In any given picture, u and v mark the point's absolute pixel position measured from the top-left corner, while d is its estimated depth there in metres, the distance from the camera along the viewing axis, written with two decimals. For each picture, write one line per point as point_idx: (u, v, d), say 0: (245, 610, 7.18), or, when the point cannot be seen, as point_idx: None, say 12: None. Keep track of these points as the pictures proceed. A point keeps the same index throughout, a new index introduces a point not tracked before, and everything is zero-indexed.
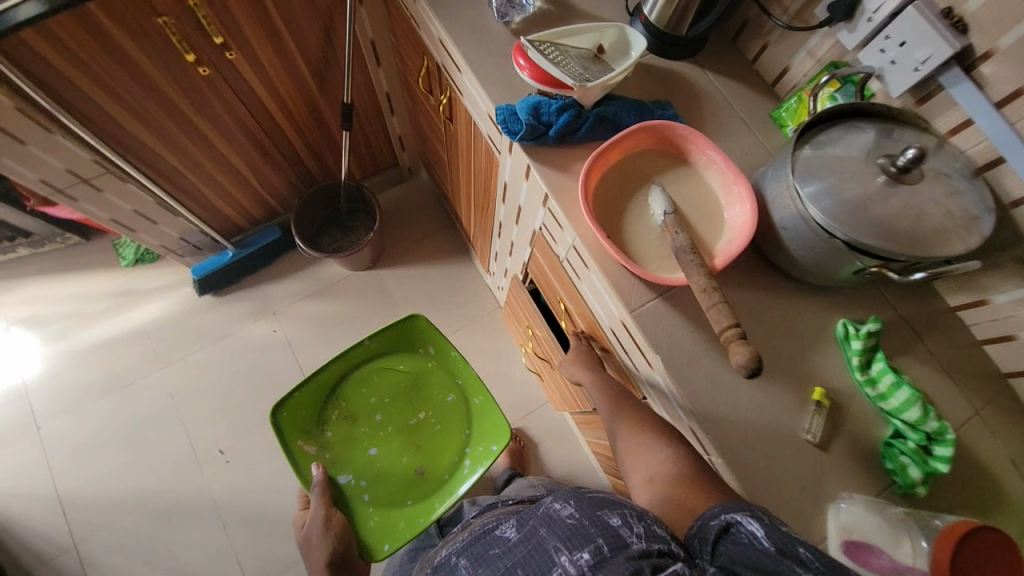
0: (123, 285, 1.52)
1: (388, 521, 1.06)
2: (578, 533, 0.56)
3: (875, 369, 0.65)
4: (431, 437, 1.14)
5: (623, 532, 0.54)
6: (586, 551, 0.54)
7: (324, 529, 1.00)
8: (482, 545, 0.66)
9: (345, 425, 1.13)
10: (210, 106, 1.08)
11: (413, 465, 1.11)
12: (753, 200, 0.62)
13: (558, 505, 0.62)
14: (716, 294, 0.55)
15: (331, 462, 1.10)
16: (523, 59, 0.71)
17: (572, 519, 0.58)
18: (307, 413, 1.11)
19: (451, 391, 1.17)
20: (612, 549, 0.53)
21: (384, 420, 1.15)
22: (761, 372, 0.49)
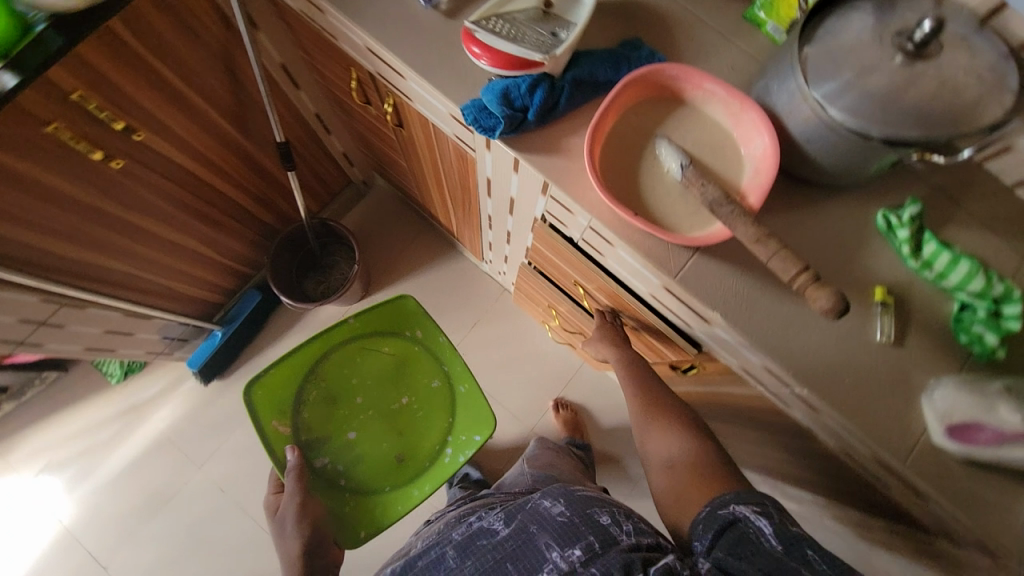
0: (123, 402, 1.44)
1: (362, 505, 1.06)
2: (570, 529, 0.64)
3: (927, 251, 0.62)
4: (413, 423, 1.09)
5: (613, 529, 0.63)
6: (578, 548, 0.61)
7: (298, 515, 0.99)
8: (470, 535, 0.73)
9: (325, 409, 1.08)
10: (139, 198, 0.96)
11: (393, 452, 1.08)
12: (769, 123, 0.58)
13: (547, 503, 0.69)
14: (772, 241, 0.52)
15: (308, 445, 1.07)
16: (475, 46, 0.63)
17: (562, 516, 0.66)
18: (283, 395, 1.07)
19: (434, 373, 1.11)
20: (603, 544, 0.61)
21: (366, 403, 1.10)
22: (849, 308, 0.48)
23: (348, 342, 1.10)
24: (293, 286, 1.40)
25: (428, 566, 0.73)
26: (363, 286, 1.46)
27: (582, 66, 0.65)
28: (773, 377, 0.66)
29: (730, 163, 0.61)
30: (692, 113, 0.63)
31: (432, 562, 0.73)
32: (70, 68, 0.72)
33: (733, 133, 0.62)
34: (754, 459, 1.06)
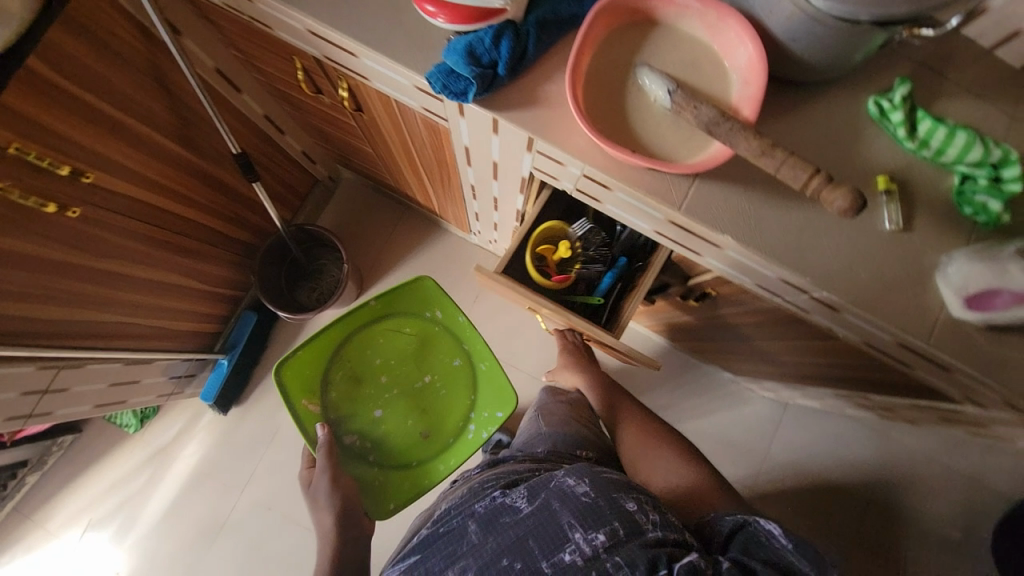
0: (147, 448, 1.43)
1: (390, 480, 1.06)
2: (596, 513, 0.66)
3: (923, 129, 0.62)
4: (435, 401, 1.08)
5: (639, 517, 0.66)
6: (603, 532, 0.65)
7: (332, 486, 1.00)
8: (491, 509, 0.75)
9: (351, 388, 1.08)
10: (107, 243, 0.91)
11: (418, 429, 1.08)
12: (751, 28, 0.55)
13: (571, 481, 0.71)
14: (778, 150, 0.50)
15: (338, 423, 1.07)
16: (428, 3, 0.58)
17: (587, 497, 0.68)
18: (312, 375, 1.07)
19: (454, 352, 1.10)
20: (628, 532, 0.64)
21: (390, 382, 1.09)
22: (866, 203, 0.46)
23: (370, 322, 1.09)
24: (286, 299, 1.36)
25: (449, 542, 0.75)
26: (357, 284, 1.43)
27: (543, 5, 0.60)
28: (790, 287, 0.66)
29: (716, 79, 0.58)
30: (668, 33, 0.60)
31: (453, 537, 0.75)
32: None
33: (714, 47, 0.59)
34: (774, 368, 1.09)
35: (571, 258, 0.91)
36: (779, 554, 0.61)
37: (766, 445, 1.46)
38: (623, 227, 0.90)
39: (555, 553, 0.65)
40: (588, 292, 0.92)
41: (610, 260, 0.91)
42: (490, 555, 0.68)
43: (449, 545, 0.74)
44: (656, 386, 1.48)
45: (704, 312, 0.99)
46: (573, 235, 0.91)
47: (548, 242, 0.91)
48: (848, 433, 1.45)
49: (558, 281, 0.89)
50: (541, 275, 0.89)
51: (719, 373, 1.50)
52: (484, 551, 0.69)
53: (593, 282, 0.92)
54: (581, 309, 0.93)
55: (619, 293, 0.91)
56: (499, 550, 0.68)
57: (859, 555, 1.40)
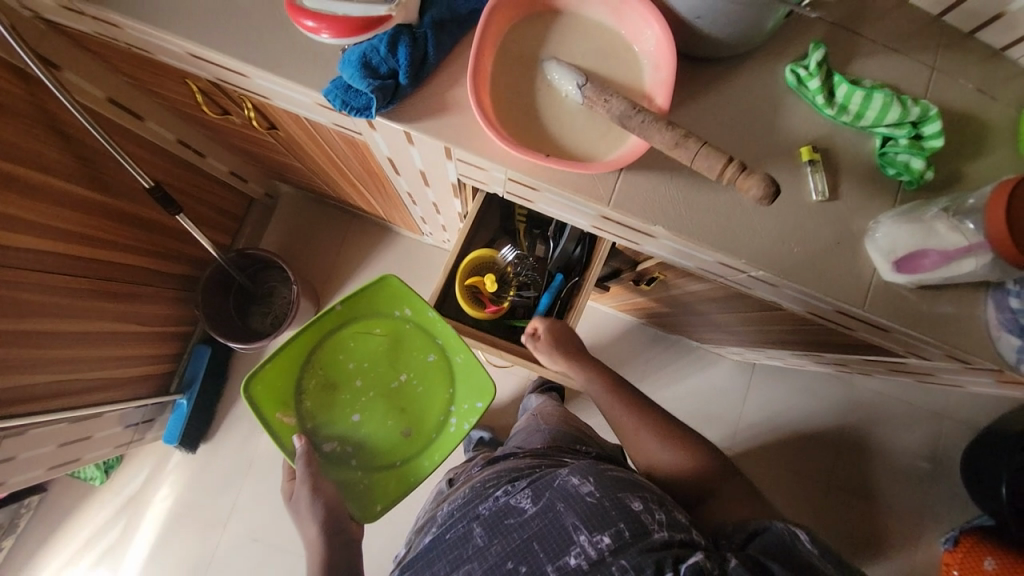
0: (117, 498, 1.36)
1: (375, 485, 0.85)
2: (600, 513, 0.66)
3: (840, 94, 0.61)
4: (418, 400, 0.86)
5: (644, 518, 0.66)
6: (608, 534, 0.64)
7: (313, 498, 0.79)
8: (496, 510, 0.72)
9: (324, 391, 0.85)
10: (23, 303, 0.84)
11: (398, 428, 0.86)
12: (654, 10, 0.52)
13: (576, 480, 0.70)
14: (691, 140, 0.48)
15: (316, 431, 0.85)
16: (308, 18, 0.50)
17: (592, 497, 0.68)
18: (283, 381, 0.84)
19: (433, 348, 0.86)
20: (633, 534, 0.64)
21: (367, 385, 0.86)
22: (780, 193, 0.45)
23: (339, 316, 0.85)
24: (238, 328, 1.31)
25: (454, 545, 0.72)
26: (312, 300, 1.38)
27: (438, 3, 0.56)
28: (728, 267, 0.65)
29: (626, 66, 0.56)
30: (572, 21, 0.57)
31: (458, 541, 0.72)
32: None
33: (621, 31, 0.56)
34: (735, 335, 1.10)
35: (504, 284, 0.91)
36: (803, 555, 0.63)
37: (739, 406, 1.49)
38: (555, 246, 0.89)
39: (560, 555, 0.64)
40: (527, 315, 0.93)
41: (544, 283, 0.91)
42: (496, 559, 0.67)
43: (454, 550, 0.71)
44: (628, 363, 1.49)
45: (659, 292, 0.98)
46: (502, 262, 0.89)
47: (477, 272, 0.89)
48: (815, 381, 1.50)
49: (492, 310, 0.90)
50: (474, 307, 0.88)
51: (687, 342, 1.51)
52: (490, 555, 0.68)
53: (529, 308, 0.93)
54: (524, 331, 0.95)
55: (557, 314, 0.93)
56: (506, 552, 0.67)
57: (837, 495, 1.47)
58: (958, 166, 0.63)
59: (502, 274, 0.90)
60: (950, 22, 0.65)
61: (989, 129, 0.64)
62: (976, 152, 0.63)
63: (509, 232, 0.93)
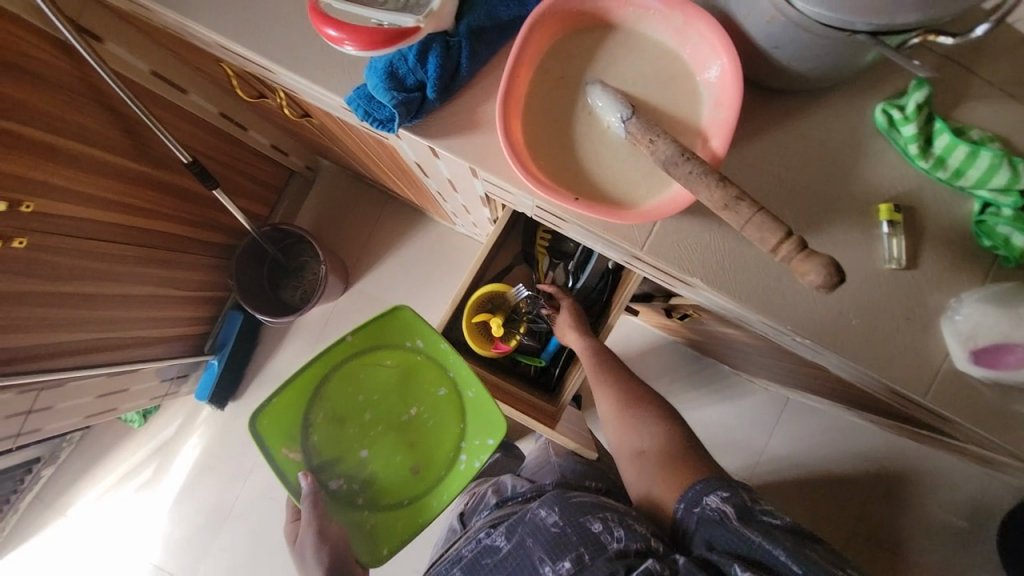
0: (152, 441, 1.47)
1: (381, 525, 0.84)
2: (561, 542, 0.64)
3: (939, 144, 0.51)
4: (426, 435, 0.85)
5: (604, 538, 0.62)
6: (569, 559, 0.62)
7: (318, 544, 0.81)
8: (476, 553, 0.72)
9: (330, 426, 0.84)
10: (66, 266, 0.88)
11: (407, 464, 0.85)
12: (723, 37, 0.45)
13: (543, 512, 0.68)
14: (745, 202, 0.41)
15: (322, 469, 0.84)
16: (331, 26, 0.45)
17: (556, 527, 0.66)
18: (292, 417, 0.83)
19: (445, 382, 0.84)
20: (593, 555, 0.62)
21: (376, 420, 0.85)
22: (846, 278, 0.38)
23: (349, 350, 0.84)
24: (269, 299, 1.34)
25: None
26: (341, 278, 1.39)
27: (476, 8, 0.50)
28: (770, 327, 0.58)
29: (680, 96, 0.49)
30: (626, 39, 0.50)
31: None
32: None
33: (682, 54, 0.49)
34: (771, 375, 1.02)
35: (514, 320, 0.87)
36: (745, 540, 0.58)
37: (764, 439, 1.41)
38: (573, 282, 0.88)
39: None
40: (531, 354, 0.91)
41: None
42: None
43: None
44: (651, 379, 1.43)
45: (691, 324, 0.91)
46: (514, 298, 0.85)
47: (486, 307, 0.85)
48: (853, 425, 1.39)
49: (499, 350, 0.86)
50: (481, 344, 0.85)
51: (718, 365, 1.42)
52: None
53: (535, 348, 0.91)
54: (526, 368, 0.93)
55: (566, 354, 0.91)
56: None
57: (858, 545, 1.38)
58: None
59: (513, 310, 0.86)
60: None
61: None
62: None
63: (527, 259, 0.90)
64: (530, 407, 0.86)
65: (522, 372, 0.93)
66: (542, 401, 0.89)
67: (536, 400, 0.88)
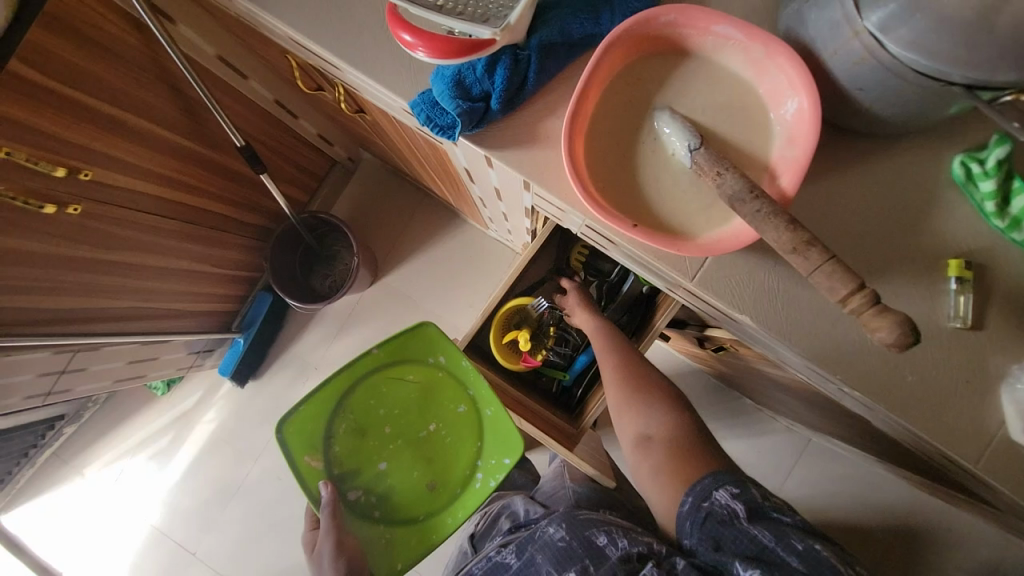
0: (171, 411, 1.50)
1: (395, 540, 0.83)
2: (567, 554, 0.65)
3: (1018, 204, 0.49)
4: (443, 451, 0.85)
5: (607, 549, 0.64)
6: (574, 570, 0.64)
7: (335, 555, 0.78)
8: (489, 568, 0.74)
9: (351, 437, 0.85)
10: (114, 236, 0.90)
11: (423, 479, 0.85)
12: (806, 76, 0.43)
13: (551, 529, 0.70)
14: (815, 248, 0.40)
15: (341, 479, 0.84)
16: (407, 32, 0.46)
17: (563, 542, 0.67)
18: (315, 427, 0.83)
19: (465, 401, 0.84)
20: (596, 564, 0.63)
21: (396, 433, 0.86)
22: (918, 336, 0.38)
23: (373, 364, 0.84)
24: (300, 285, 1.36)
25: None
26: (371, 271, 1.40)
27: (550, 23, 0.50)
28: (817, 375, 0.56)
29: (752, 131, 0.47)
30: (701, 67, 0.49)
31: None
32: None
33: (758, 87, 0.48)
34: (798, 417, 0.99)
35: (541, 334, 0.87)
36: (754, 543, 0.55)
37: (780, 479, 1.37)
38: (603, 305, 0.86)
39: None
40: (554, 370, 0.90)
41: (582, 344, 0.89)
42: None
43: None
44: None
45: (723, 356, 0.89)
46: (535, 311, 0.86)
47: (511, 324, 0.85)
48: (875, 475, 1.34)
49: (528, 364, 0.85)
50: (510, 360, 0.85)
51: (739, 397, 1.39)
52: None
53: (561, 365, 0.90)
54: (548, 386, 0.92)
55: (592, 376, 0.89)
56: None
57: None
58: None
59: (539, 326, 0.87)
60: None
61: None
62: None
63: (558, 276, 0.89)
64: (551, 425, 0.85)
65: (543, 389, 0.92)
66: (562, 422, 0.87)
67: (555, 419, 0.87)
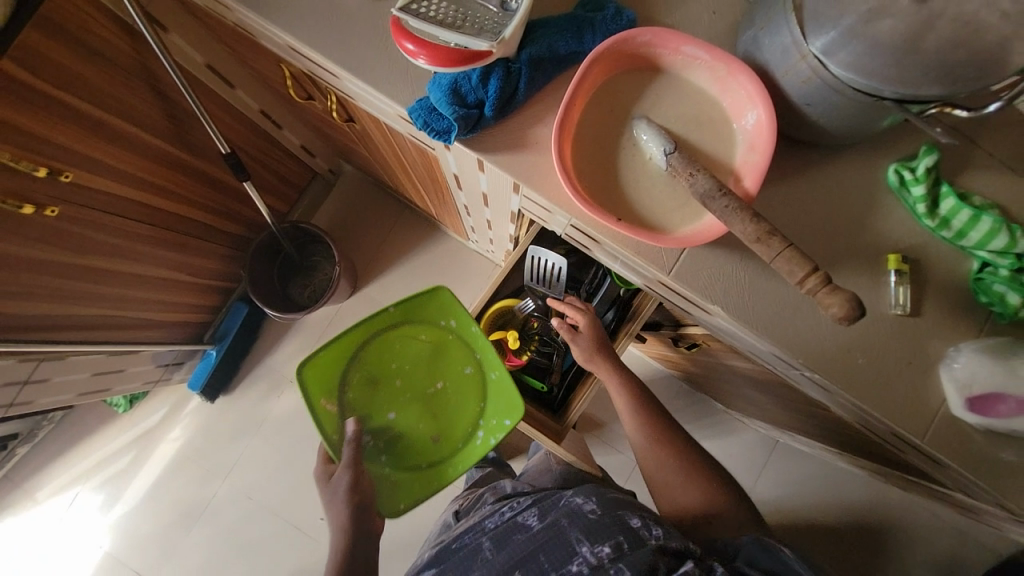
0: (134, 429, 1.43)
1: (399, 484, 0.83)
2: (598, 527, 0.59)
3: (945, 207, 0.57)
4: (451, 406, 0.85)
5: (643, 533, 0.57)
6: (608, 544, 0.56)
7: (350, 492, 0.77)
8: (503, 527, 0.67)
9: (366, 384, 0.85)
10: (89, 240, 0.88)
11: (429, 431, 0.85)
12: (763, 93, 0.50)
13: (580, 500, 0.64)
14: (776, 238, 0.45)
15: (354, 422, 0.84)
16: (409, 41, 0.50)
17: (594, 513, 0.61)
18: (334, 373, 0.84)
19: (472, 363, 0.85)
20: (632, 544, 0.56)
21: (407, 386, 0.86)
22: (865, 314, 0.41)
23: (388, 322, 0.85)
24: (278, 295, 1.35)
25: (466, 556, 0.67)
26: (350, 282, 1.40)
27: (539, 40, 0.55)
28: (780, 361, 0.62)
29: (718, 139, 0.53)
30: (672, 82, 0.55)
31: (470, 550, 0.68)
32: None
33: (722, 101, 0.54)
34: (765, 414, 1.04)
35: (525, 336, 0.92)
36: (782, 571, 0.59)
37: (751, 479, 1.42)
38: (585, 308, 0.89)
39: (558, 564, 0.58)
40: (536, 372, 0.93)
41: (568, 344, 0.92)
42: (503, 567, 0.61)
43: (466, 557, 0.67)
44: None
45: (696, 356, 0.94)
46: (523, 313, 0.90)
47: (498, 322, 0.90)
48: (837, 474, 1.41)
49: (511, 363, 0.91)
50: None
51: (710, 401, 1.45)
52: (498, 564, 0.62)
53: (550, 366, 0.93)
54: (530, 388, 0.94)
55: (573, 376, 0.92)
56: (513, 560, 0.61)
57: None
58: None
59: (525, 327, 0.92)
60: None
61: None
62: None
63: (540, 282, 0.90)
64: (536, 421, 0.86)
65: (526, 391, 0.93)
66: (546, 419, 0.89)
67: (541, 416, 0.89)
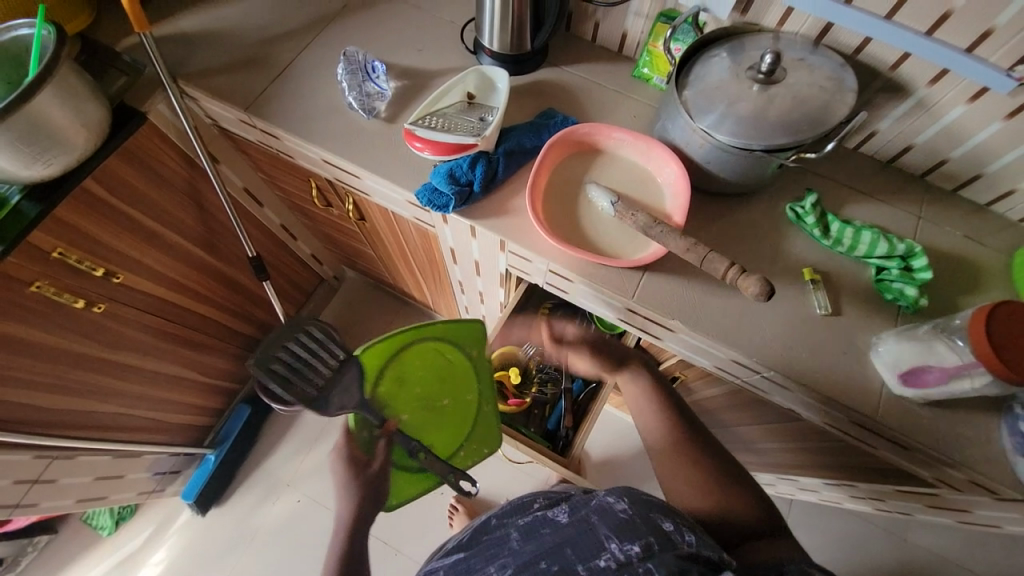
0: (116, 554, 1.34)
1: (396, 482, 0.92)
2: (629, 527, 0.51)
3: (835, 229, 0.73)
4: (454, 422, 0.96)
5: (675, 539, 0.50)
6: (637, 543, 0.50)
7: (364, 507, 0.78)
8: (534, 521, 0.60)
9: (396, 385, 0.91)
10: (121, 335, 0.98)
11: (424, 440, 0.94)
12: (675, 157, 0.70)
13: (611, 498, 0.56)
14: (700, 248, 0.63)
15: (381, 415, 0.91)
16: (417, 141, 0.74)
17: (624, 513, 0.53)
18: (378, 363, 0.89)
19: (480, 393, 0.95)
20: (661, 547, 0.49)
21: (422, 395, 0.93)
22: (774, 290, 0.59)
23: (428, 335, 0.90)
24: None
25: (489, 546, 0.60)
26: None
27: (510, 139, 0.76)
28: (742, 367, 0.72)
29: (650, 193, 0.72)
30: (611, 158, 0.75)
31: (495, 542, 0.60)
32: (52, 230, 0.79)
33: (648, 168, 0.74)
34: (763, 456, 1.07)
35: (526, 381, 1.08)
36: None
37: None
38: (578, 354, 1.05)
39: (584, 558, 0.50)
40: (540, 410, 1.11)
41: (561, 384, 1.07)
42: (528, 556, 0.53)
43: (489, 549, 0.59)
44: None
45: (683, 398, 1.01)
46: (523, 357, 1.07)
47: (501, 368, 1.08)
48: (861, 532, 1.35)
49: (514, 403, 1.06)
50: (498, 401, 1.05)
51: None
52: (522, 555, 0.54)
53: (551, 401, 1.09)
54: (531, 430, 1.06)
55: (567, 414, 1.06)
56: (539, 551, 0.53)
57: None
58: (945, 295, 0.71)
59: (525, 370, 1.08)
60: (934, 181, 0.78)
61: (977, 268, 0.73)
62: (964, 287, 0.72)
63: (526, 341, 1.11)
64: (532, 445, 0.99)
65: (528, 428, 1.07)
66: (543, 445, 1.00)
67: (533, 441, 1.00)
